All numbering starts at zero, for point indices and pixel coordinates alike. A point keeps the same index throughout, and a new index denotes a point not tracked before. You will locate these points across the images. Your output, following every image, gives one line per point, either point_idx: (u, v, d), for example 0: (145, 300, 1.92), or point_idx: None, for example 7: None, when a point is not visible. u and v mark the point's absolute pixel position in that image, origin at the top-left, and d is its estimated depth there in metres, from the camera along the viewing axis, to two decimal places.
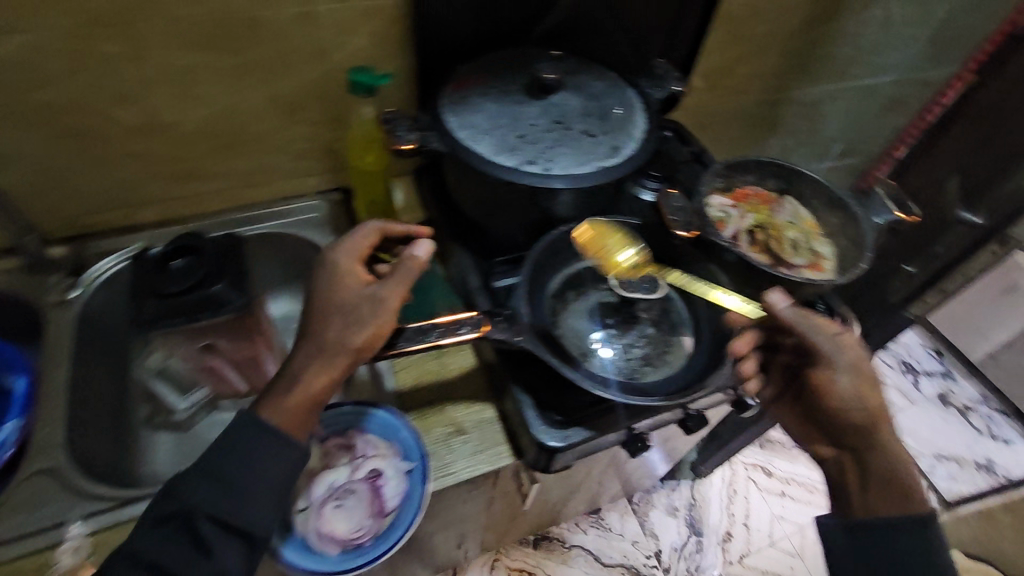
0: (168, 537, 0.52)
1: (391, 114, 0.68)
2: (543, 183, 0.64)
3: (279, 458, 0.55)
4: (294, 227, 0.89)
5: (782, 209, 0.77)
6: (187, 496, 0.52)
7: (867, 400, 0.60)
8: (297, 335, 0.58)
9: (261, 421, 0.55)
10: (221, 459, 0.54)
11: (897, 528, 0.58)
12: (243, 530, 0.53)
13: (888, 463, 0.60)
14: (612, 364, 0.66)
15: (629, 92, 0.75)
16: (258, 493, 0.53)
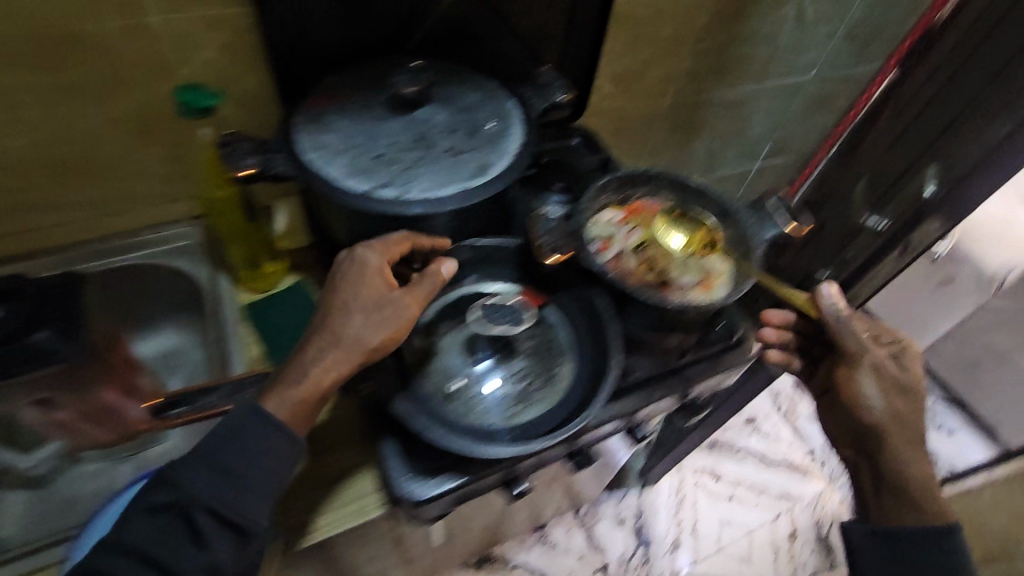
0: (165, 525, 0.49)
1: (231, 137, 0.61)
2: (396, 209, 0.58)
3: (285, 450, 0.53)
4: (170, 256, 0.83)
5: (676, 222, 0.72)
6: (186, 484, 0.50)
7: (910, 393, 0.70)
8: (316, 320, 0.56)
9: (266, 412, 0.53)
10: (223, 444, 0.51)
11: (927, 540, 0.66)
12: (240, 523, 0.51)
13: (916, 458, 0.68)
14: (481, 403, 0.61)
15: (508, 103, 0.69)
16: (251, 486, 0.51)
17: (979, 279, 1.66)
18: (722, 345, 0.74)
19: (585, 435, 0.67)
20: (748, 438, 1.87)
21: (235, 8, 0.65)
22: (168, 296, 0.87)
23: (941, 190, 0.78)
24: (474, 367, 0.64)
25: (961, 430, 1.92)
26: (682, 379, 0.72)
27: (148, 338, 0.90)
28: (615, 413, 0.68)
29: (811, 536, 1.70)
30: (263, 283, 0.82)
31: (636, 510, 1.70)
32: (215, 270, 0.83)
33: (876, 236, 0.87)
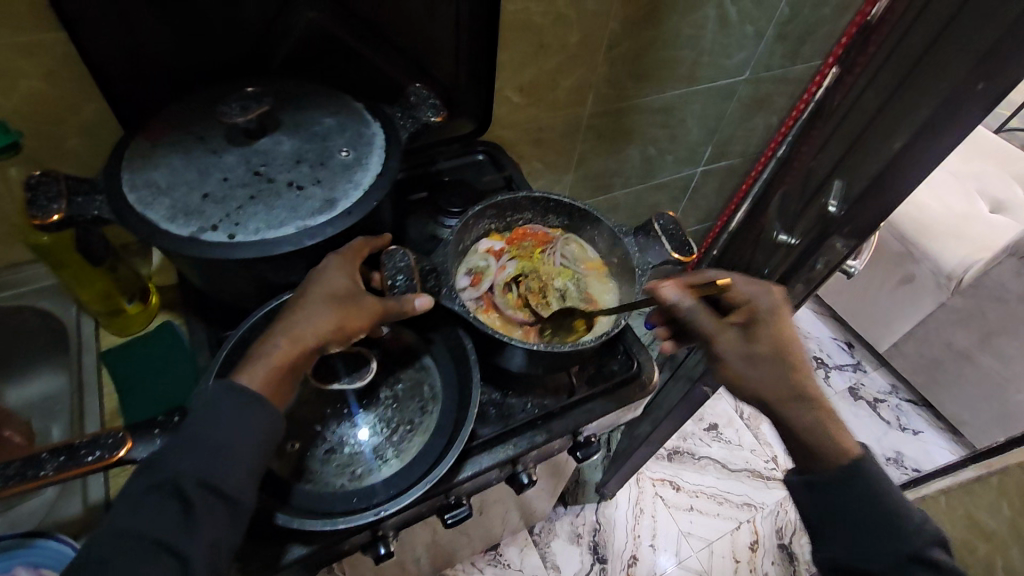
0: (157, 507, 0.44)
1: (39, 177, 0.53)
2: (222, 254, 0.52)
3: (270, 425, 0.49)
4: (34, 297, 0.76)
5: (562, 249, 0.71)
6: (173, 463, 0.45)
7: (783, 351, 0.65)
8: (282, 305, 0.52)
9: (249, 389, 0.48)
10: (205, 423, 0.47)
11: (851, 486, 0.59)
12: (234, 497, 0.46)
13: (815, 407, 0.64)
14: (336, 461, 0.56)
15: (371, 126, 0.63)
16: (239, 465, 0.46)
17: (937, 277, 1.61)
18: (621, 379, 0.68)
19: (456, 488, 0.60)
20: (709, 446, 1.73)
21: (55, 32, 0.59)
22: (37, 338, 0.81)
23: (842, 208, 0.72)
24: (330, 421, 0.58)
25: (929, 431, 1.83)
26: (570, 420, 0.65)
27: (23, 385, 0.84)
28: (491, 461, 0.61)
29: (772, 546, 1.56)
30: (128, 328, 0.74)
31: (592, 527, 1.54)
32: (81, 312, 0.76)
33: (788, 252, 0.83)
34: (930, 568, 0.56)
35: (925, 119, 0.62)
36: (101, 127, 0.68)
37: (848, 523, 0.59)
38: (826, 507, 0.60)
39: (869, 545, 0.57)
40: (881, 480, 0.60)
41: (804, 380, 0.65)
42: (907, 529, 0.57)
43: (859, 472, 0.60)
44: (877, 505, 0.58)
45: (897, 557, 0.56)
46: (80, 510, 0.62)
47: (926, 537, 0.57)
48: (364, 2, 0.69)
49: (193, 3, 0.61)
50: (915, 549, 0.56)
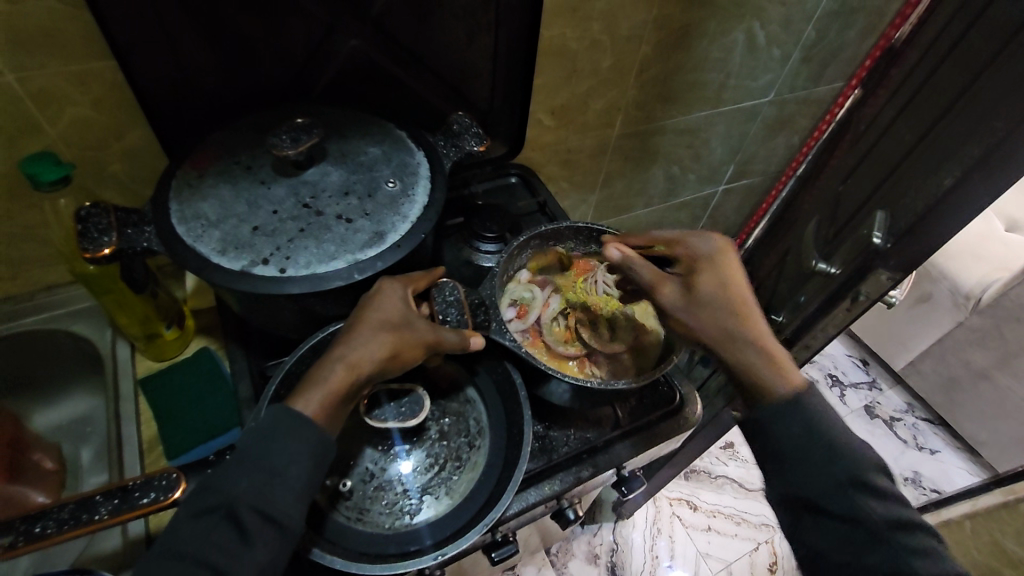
0: (209, 531, 0.41)
1: (90, 209, 0.53)
2: (273, 288, 0.52)
3: (323, 448, 0.46)
4: (68, 320, 0.77)
5: (603, 277, 0.71)
6: (227, 485, 0.42)
7: (723, 298, 0.60)
8: (339, 335, 0.50)
9: (303, 414, 0.45)
10: (258, 445, 0.44)
11: (789, 412, 0.54)
12: (287, 524, 0.43)
13: (756, 346, 0.58)
14: (386, 500, 0.55)
15: (415, 156, 0.63)
16: (291, 489, 0.44)
17: (955, 296, 1.60)
18: (667, 411, 0.68)
19: (503, 525, 0.59)
20: (726, 465, 1.67)
21: (103, 60, 0.58)
22: (71, 362, 0.80)
23: (887, 241, 0.72)
24: (379, 456, 0.57)
25: (946, 451, 1.81)
26: (614, 454, 0.64)
27: (53, 408, 0.83)
28: (538, 497, 0.60)
29: (792, 567, 1.50)
30: (165, 353, 0.74)
31: (609, 547, 1.48)
32: (116, 335, 0.76)
33: (831, 281, 0.83)
34: (866, 489, 0.50)
35: (977, 156, 0.63)
36: (143, 153, 0.68)
37: (786, 453, 0.53)
38: (765, 440, 0.55)
39: (809, 473, 0.52)
40: (821, 411, 0.54)
41: (755, 323, 0.59)
42: (845, 453, 0.52)
43: (799, 402, 0.54)
44: (817, 431, 0.53)
45: (834, 480, 0.51)
46: (118, 544, 0.61)
47: (868, 461, 0.52)
48: (406, 30, 0.69)
49: (238, 31, 0.61)
50: (855, 473, 0.51)
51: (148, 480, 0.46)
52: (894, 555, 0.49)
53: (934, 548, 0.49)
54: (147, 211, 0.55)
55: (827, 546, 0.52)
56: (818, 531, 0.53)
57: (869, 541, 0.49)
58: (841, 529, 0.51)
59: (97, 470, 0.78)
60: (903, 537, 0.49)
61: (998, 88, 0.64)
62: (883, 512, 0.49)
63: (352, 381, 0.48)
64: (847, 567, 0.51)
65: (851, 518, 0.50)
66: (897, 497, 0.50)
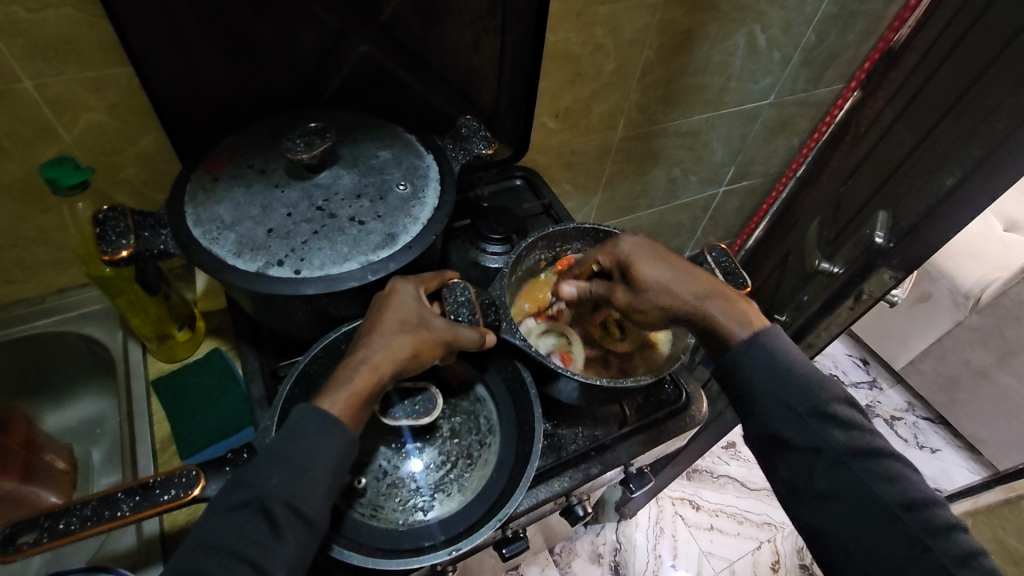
0: (243, 525, 0.42)
1: (107, 213, 0.54)
2: (289, 290, 0.53)
3: (348, 445, 0.47)
4: (78, 322, 0.77)
5: None
6: (260, 479, 0.43)
7: (663, 276, 0.60)
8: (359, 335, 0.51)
9: (329, 412, 0.46)
10: (286, 442, 0.45)
11: (752, 353, 0.55)
12: (316, 520, 0.44)
13: (710, 305, 0.58)
14: (399, 497, 0.56)
15: (425, 159, 0.64)
16: (318, 486, 0.44)
17: (954, 296, 1.61)
18: (673, 408, 0.69)
19: (514, 521, 0.60)
20: (727, 465, 1.68)
21: (120, 67, 0.59)
22: (82, 364, 0.81)
23: (890, 241, 0.73)
24: (392, 454, 0.58)
25: (947, 449, 1.82)
26: (622, 451, 0.65)
27: (63, 410, 0.84)
28: (548, 494, 0.61)
29: (795, 566, 1.51)
30: (175, 354, 0.75)
31: (612, 547, 1.49)
32: (128, 338, 0.77)
33: (833, 280, 0.84)
34: (825, 417, 0.52)
35: (977, 158, 0.64)
36: (154, 157, 0.69)
37: (752, 393, 0.54)
38: (734, 387, 0.56)
39: (773, 411, 0.53)
40: (779, 350, 0.55)
41: (695, 281, 0.60)
42: (805, 385, 0.53)
43: (757, 346, 0.55)
44: (778, 366, 0.54)
45: (796, 411, 0.52)
46: (133, 542, 0.62)
47: (825, 390, 0.53)
48: (414, 36, 0.70)
49: (250, 37, 0.62)
50: (814, 404, 0.52)
51: (171, 476, 0.47)
52: (855, 478, 0.50)
53: (890, 469, 0.50)
54: (163, 214, 0.56)
55: (791, 476, 0.53)
56: (781, 464, 0.54)
57: (832, 467, 0.51)
58: (803, 458, 0.52)
59: (110, 471, 0.80)
60: (861, 460, 0.50)
61: (998, 90, 0.65)
62: (843, 437, 0.51)
63: (374, 382, 0.48)
64: (812, 493, 0.51)
65: (813, 447, 0.51)
66: (857, 425, 0.52)
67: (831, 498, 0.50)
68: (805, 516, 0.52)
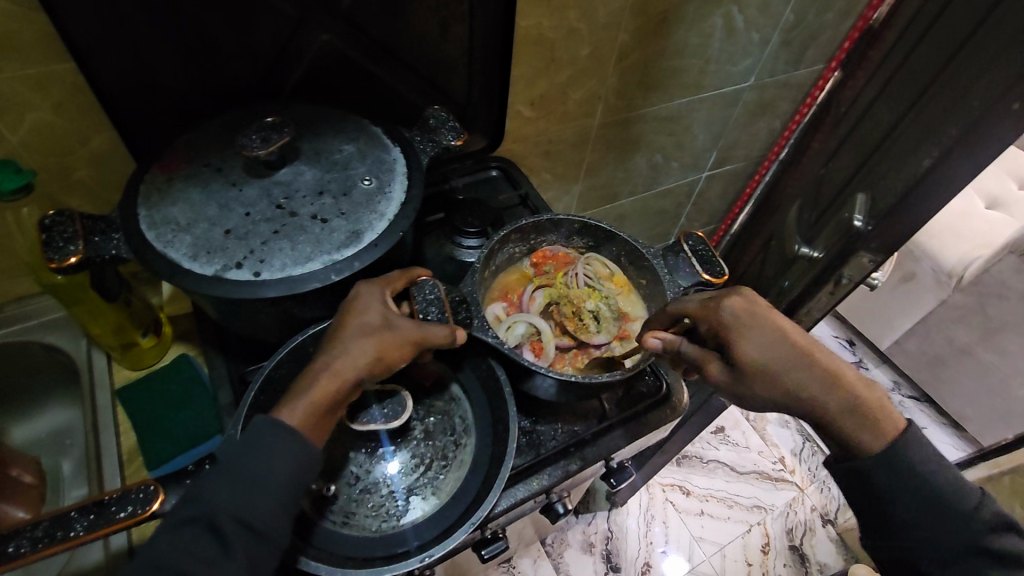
0: (192, 544, 0.40)
1: (54, 217, 0.51)
2: (248, 293, 0.51)
3: (309, 457, 0.45)
4: (39, 331, 0.74)
5: (584, 269, 0.72)
6: (211, 496, 0.42)
7: (781, 360, 0.53)
8: (323, 345, 0.49)
9: (285, 423, 0.44)
10: (239, 455, 0.43)
11: (896, 462, 0.53)
12: (270, 535, 0.43)
13: (838, 405, 0.52)
14: (372, 502, 0.55)
15: (391, 151, 0.62)
16: (276, 500, 0.43)
17: (937, 274, 1.61)
18: (655, 399, 0.67)
19: (491, 522, 0.59)
20: (717, 450, 1.68)
21: (63, 63, 0.56)
22: (47, 375, 0.79)
23: (868, 224, 0.73)
24: (364, 459, 0.56)
25: (933, 427, 1.80)
26: (602, 446, 0.64)
27: (28, 422, 0.81)
28: (526, 493, 0.60)
29: (784, 548, 1.52)
30: (142, 362, 0.73)
31: (604, 535, 1.49)
32: (92, 346, 0.75)
33: (814, 265, 0.83)
34: (986, 555, 0.52)
35: (955, 136, 0.63)
36: (109, 157, 0.66)
37: (894, 515, 0.54)
38: (868, 499, 0.54)
39: (909, 524, 0.53)
40: (925, 468, 0.53)
41: (824, 375, 0.53)
42: (963, 516, 0.53)
43: (899, 456, 0.52)
44: (925, 498, 0.53)
45: (950, 545, 0.53)
46: (99, 556, 0.61)
47: (979, 522, 0.53)
48: (377, 24, 0.68)
49: (202, 28, 0.59)
50: (963, 532, 0.52)
51: (125, 492, 0.45)
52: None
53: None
54: (115, 217, 0.54)
55: None
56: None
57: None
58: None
59: (79, 484, 0.78)
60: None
61: (976, 66, 0.64)
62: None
63: (338, 390, 0.47)
64: None
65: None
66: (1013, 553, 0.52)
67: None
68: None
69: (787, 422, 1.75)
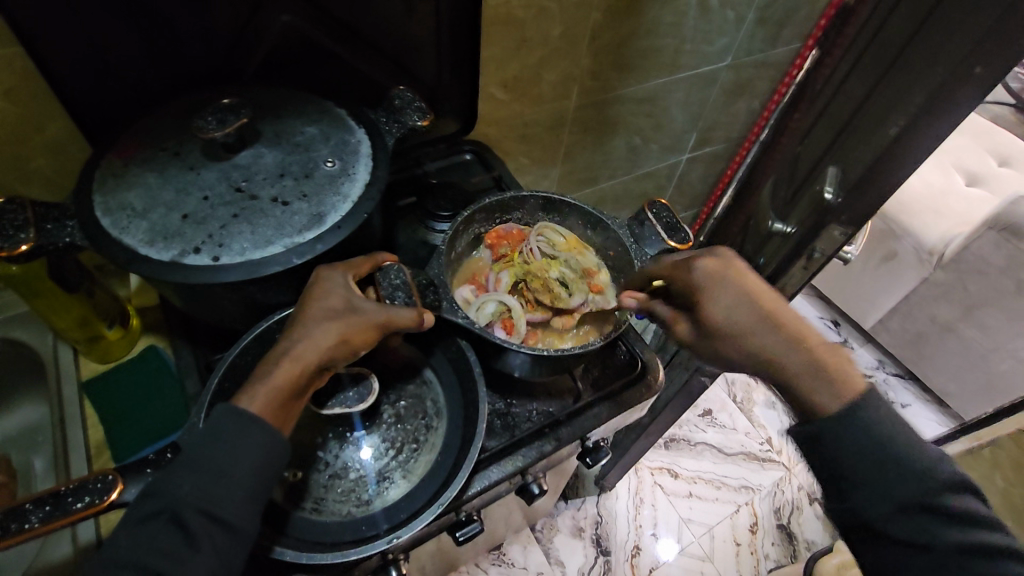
0: (155, 538, 0.39)
1: (4, 205, 0.49)
2: (207, 278, 0.49)
3: (276, 446, 0.44)
4: (5, 326, 0.74)
5: (537, 241, 0.71)
6: (174, 489, 0.41)
7: (738, 319, 0.53)
8: (285, 330, 0.47)
9: (248, 412, 0.43)
10: (203, 447, 0.42)
11: (842, 422, 0.50)
12: (239, 526, 0.41)
13: (797, 362, 0.51)
14: (341, 487, 0.54)
15: (355, 132, 0.61)
16: (242, 490, 0.42)
17: (919, 253, 1.62)
18: (630, 378, 0.67)
19: (465, 504, 0.58)
20: (704, 432, 1.69)
21: (10, 46, 0.55)
22: (13, 371, 0.78)
23: (838, 197, 0.72)
24: (334, 444, 0.56)
25: (915, 404, 1.82)
26: (577, 426, 0.63)
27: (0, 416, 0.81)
28: (501, 474, 0.59)
29: (772, 527, 1.53)
30: (110, 354, 0.71)
31: (594, 520, 1.49)
32: (58, 340, 0.73)
33: (788, 241, 0.83)
34: (939, 512, 0.47)
35: (921, 105, 0.63)
36: (66, 146, 0.65)
37: (845, 468, 0.50)
38: (821, 453, 0.51)
39: (867, 493, 0.49)
40: (883, 423, 0.50)
41: (784, 334, 0.52)
42: (918, 471, 0.48)
43: (857, 414, 0.49)
44: (876, 454, 0.49)
45: (902, 499, 0.48)
46: (70, 551, 0.60)
47: (936, 478, 0.48)
48: (340, 4, 0.66)
49: (154, 8, 0.57)
50: (923, 498, 0.48)
51: (82, 483, 0.44)
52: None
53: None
54: (69, 205, 0.52)
55: (889, 567, 0.49)
56: (881, 556, 0.50)
57: (945, 572, 0.46)
58: (902, 550, 0.48)
59: (50, 480, 0.77)
60: (983, 563, 0.46)
61: (943, 34, 0.63)
62: (956, 538, 0.46)
63: (301, 376, 0.45)
64: None
65: (920, 542, 0.47)
66: (975, 518, 0.47)
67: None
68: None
69: (773, 403, 1.76)
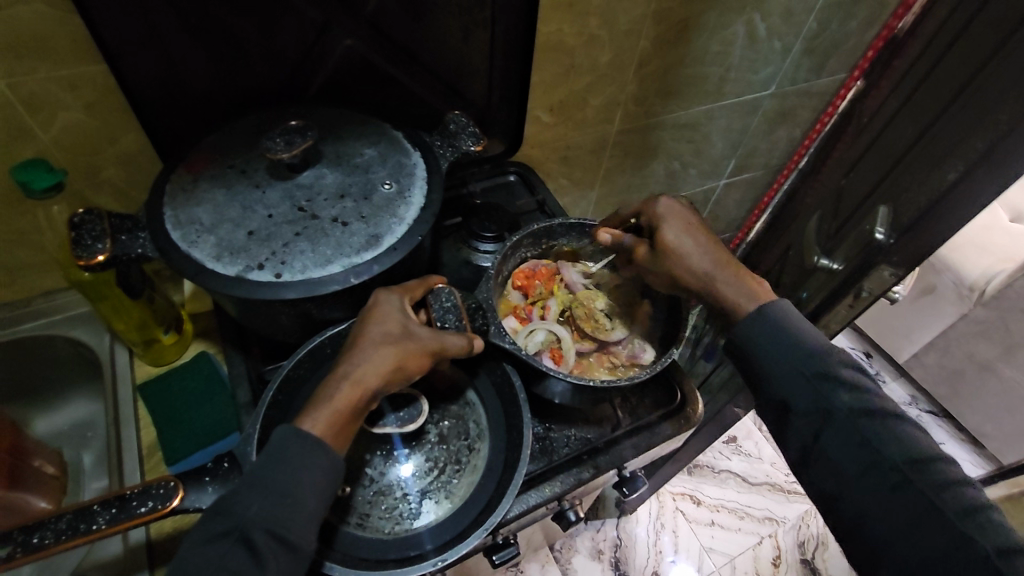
0: (224, 555, 0.41)
1: (83, 216, 0.52)
2: (271, 295, 0.51)
3: (334, 467, 0.45)
4: (66, 325, 0.77)
5: (578, 273, 0.74)
6: (241, 507, 0.42)
7: (687, 252, 0.62)
8: (346, 351, 0.49)
9: (311, 433, 0.45)
10: (265, 467, 0.44)
11: (757, 329, 0.57)
12: (299, 545, 0.43)
13: (730, 287, 0.60)
14: (385, 504, 0.55)
15: (412, 156, 0.62)
16: (305, 511, 0.43)
17: (959, 288, 1.56)
18: (669, 408, 0.67)
19: (504, 527, 0.59)
20: (728, 460, 1.66)
21: (94, 65, 0.57)
22: (70, 368, 0.81)
23: (891, 236, 0.72)
24: (379, 461, 0.57)
25: (951, 443, 1.77)
26: (615, 455, 0.63)
27: (54, 413, 0.84)
28: (539, 499, 0.59)
29: (796, 561, 1.50)
30: (163, 359, 0.75)
31: (613, 542, 1.48)
32: (114, 341, 0.76)
33: (831, 277, 0.82)
34: (837, 382, 0.52)
35: (981, 151, 0.62)
36: (135, 156, 0.67)
37: (761, 365, 0.56)
38: (744, 357, 0.57)
39: (780, 372, 0.54)
40: (790, 325, 0.56)
41: (719, 264, 0.62)
42: (816, 354, 0.54)
43: (777, 332, 0.56)
44: (785, 340, 0.55)
45: (802, 376, 0.53)
46: (121, 549, 0.62)
47: (831, 358, 0.53)
48: (401, 29, 0.68)
49: (229, 30, 0.60)
50: (823, 370, 0.53)
51: (148, 487, 0.46)
52: (873, 431, 0.50)
53: (901, 431, 0.50)
54: (142, 216, 0.55)
55: (801, 441, 0.53)
56: (790, 430, 0.54)
57: (840, 429, 0.51)
58: (811, 422, 0.52)
59: (99, 475, 0.80)
60: (873, 422, 0.51)
61: (1006, 78, 0.63)
62: (850, 401, 0.51)
63: (359, 399, 0.47)
64: (822, 457, 0.52)
65: (819, 409, 0.52)
66: (863, 386, 0.52)
67: (828, 457, 0.52)
68: (837, 512, 0.51)
69: None
